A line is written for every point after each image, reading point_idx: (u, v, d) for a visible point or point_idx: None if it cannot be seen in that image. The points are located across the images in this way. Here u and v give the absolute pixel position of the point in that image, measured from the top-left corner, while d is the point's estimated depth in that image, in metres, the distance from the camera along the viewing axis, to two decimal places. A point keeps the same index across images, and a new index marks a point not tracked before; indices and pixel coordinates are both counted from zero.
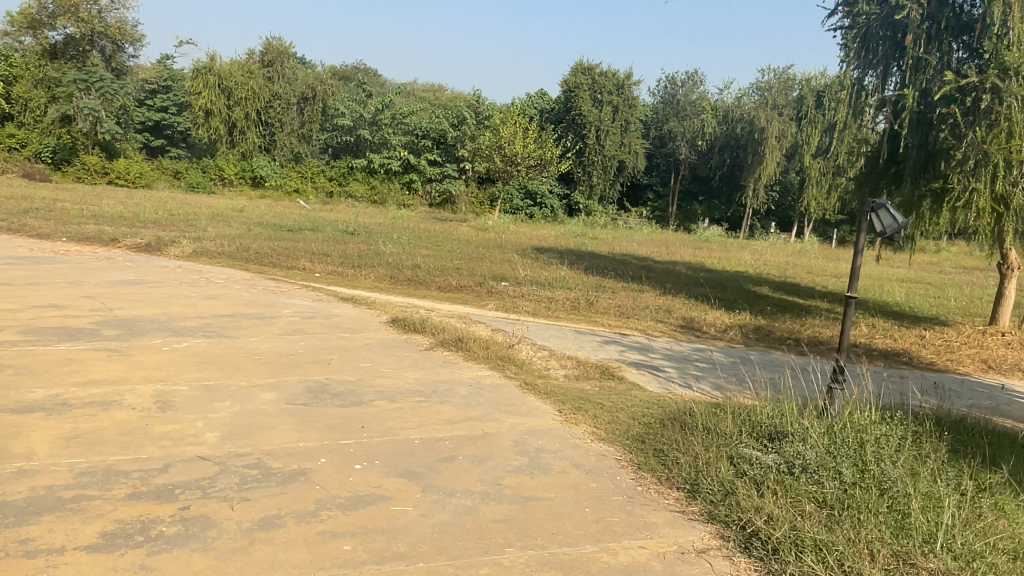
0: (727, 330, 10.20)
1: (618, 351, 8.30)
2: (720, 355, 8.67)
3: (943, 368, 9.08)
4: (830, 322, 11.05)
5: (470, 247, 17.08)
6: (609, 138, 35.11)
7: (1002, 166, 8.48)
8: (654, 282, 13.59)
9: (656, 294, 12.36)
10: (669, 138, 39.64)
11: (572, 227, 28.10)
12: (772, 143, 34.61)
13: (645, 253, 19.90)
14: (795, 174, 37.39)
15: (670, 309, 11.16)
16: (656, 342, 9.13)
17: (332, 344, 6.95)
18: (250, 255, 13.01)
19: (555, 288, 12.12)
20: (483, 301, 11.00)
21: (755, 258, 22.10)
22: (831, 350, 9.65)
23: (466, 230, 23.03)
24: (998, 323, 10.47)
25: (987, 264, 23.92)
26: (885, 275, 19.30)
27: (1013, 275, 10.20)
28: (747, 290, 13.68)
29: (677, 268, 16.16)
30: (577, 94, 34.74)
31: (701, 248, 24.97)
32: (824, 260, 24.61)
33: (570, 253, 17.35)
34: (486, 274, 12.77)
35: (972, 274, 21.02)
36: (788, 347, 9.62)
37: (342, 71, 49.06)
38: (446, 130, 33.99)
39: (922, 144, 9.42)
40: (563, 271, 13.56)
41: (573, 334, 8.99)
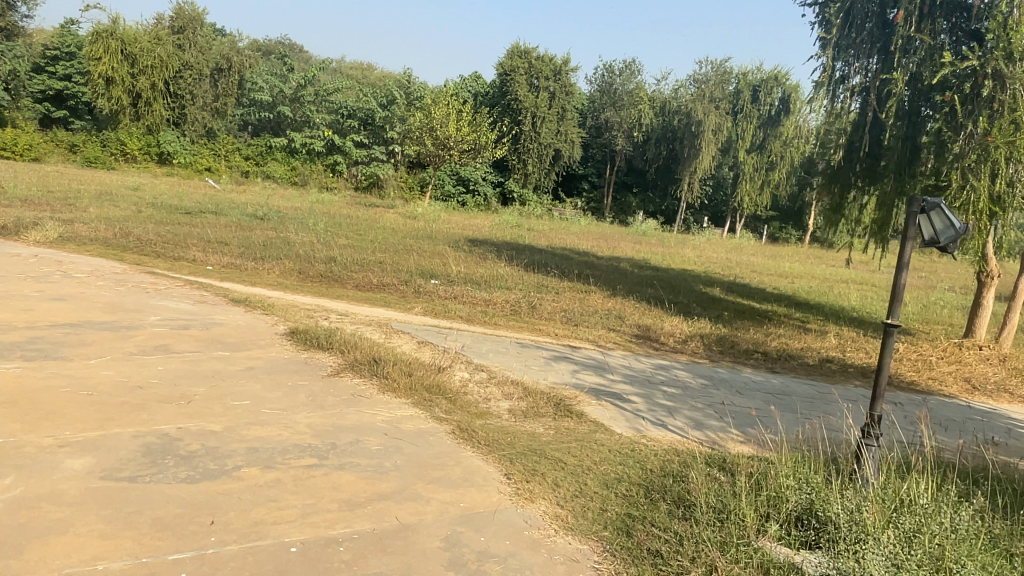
0: (687, 341, 8.95)
1: (572, 371, 6.86)
2: (687, 374, 7.37)
3: (927, 391, 8.05)
4: (795, 331, 9.99)
5: (396, 238, 15.35)
6: (545, 126, 33.71)
7: (1005, 162, 7.53)
8: (601, 281, 12.28)
9: (604, 296, 11.04)
10: (605, 128, 38.43)
11: (506, 217, 26.65)
12: (709, 136, 33.82)
13: (585, 247, 18.66)
14: (728, 169, 37.13)
15: (622, 315, 9.85)
16: (611, 357, 7.73)
17: (202, 370, 5.25)
18: (131, 242, 10.97)
19: (492, 288, 10.62)
20: (408, 303, 9.40)
21: (697, 255, 21.19)
22: (805, 366, 8.50)
23: (393, 217, 21.21)
24: (973, 335, 9.61)
25: (920, 266, 23.84)
26: (828, 276, 18.72)
27: (992, 283, 9.33)
28: (700, 292, 12.52)
29: (622, 266, 14.92)
30: (513, 78, 33.17)
31: (640, 242, 24.00)
32: (763, 258, 24.04)
33: (507, 245, 15.89)
34: (413, 270, 11.15)
35: (909, 275, 20.71)
36: (757, 362, 8.42)
37: (264, 47, 46.01)
38: (374, 110, 31.75)
39: (908, 137, 8.44)
40: (500, 268, 12.09)
41: (514, 348, 7.49)
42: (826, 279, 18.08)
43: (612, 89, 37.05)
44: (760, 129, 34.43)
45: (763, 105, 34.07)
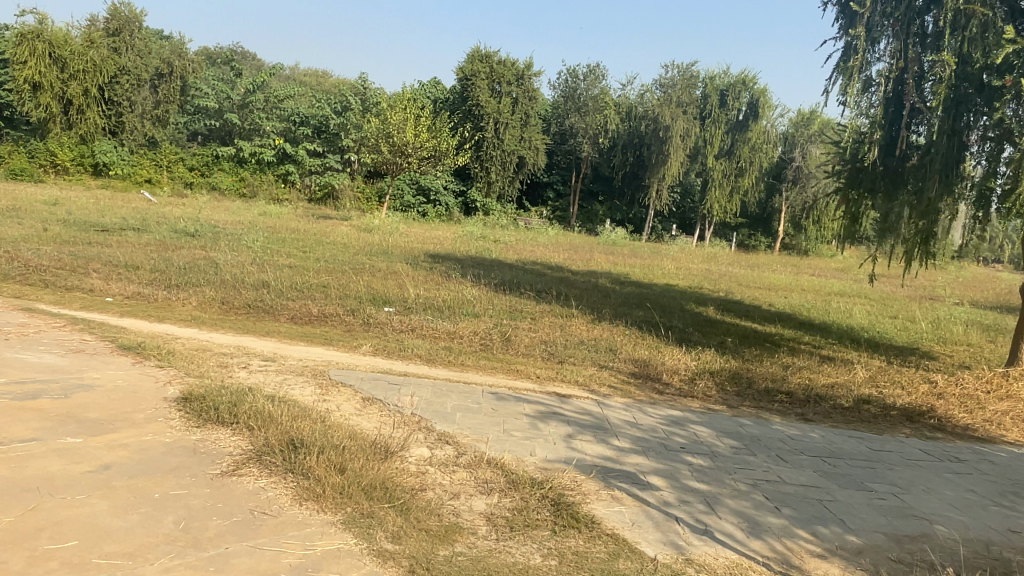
0: (695, 381, 7.41)
1: (564, 436, 5.21)
2: (709, 432, 5.79)
3: (989, 438, 6.58)
4: (814, 364, 8.54)
5: (347, 255, 13.55)
6: (508, 132, 32.06)
7: None
8: (582, 303, 10.72)
9: (588, 322, 9.47)
10: (570, 134, 36.89)
11: (471, 228, 25.03)
12: (676, 142, 32.54)
13: (557, 261, 17.15)
14: (695, 176, 36.26)
15: (612, 348, 8.27)
16: (611, 410, 6.11)
17: (26, 477, 3.51)
18: (14, 269, 9.01)
19: (457, 315, 8.95)
20: (354, 340, 7.67)
21: (676, 266, 19.83)
22: (838, 411, 7.00)
23: (346, 231, 19.36)
24: (1018, 364, 8.15)
25: (902, 275, 22.89)
26: (813, 288, 17.56)
27: None
28: (693, 313, 11.04)
29: (601, 282, 13.37)
30: (474, 83, 31.47)
31: (612, 253, 22.59)
32: (740, 268, 22.85)
33: (472, 262, 14.25)
34: (363, 295, 9.43)
35: (895, 286, 19.68)
36: (781, 408, 6.90)
37: (211, 53, 43.78)
38: (328, 117, 30.71)
39: (955, 133, 7.00)
40: (465, 290, 10.44)
41: (488, 402, 5.83)
42: (817, 291, 16.84)
43: (576, 95, 35.52)
44: (727, 134, 33.32)
45: (731, 110, 32.92)
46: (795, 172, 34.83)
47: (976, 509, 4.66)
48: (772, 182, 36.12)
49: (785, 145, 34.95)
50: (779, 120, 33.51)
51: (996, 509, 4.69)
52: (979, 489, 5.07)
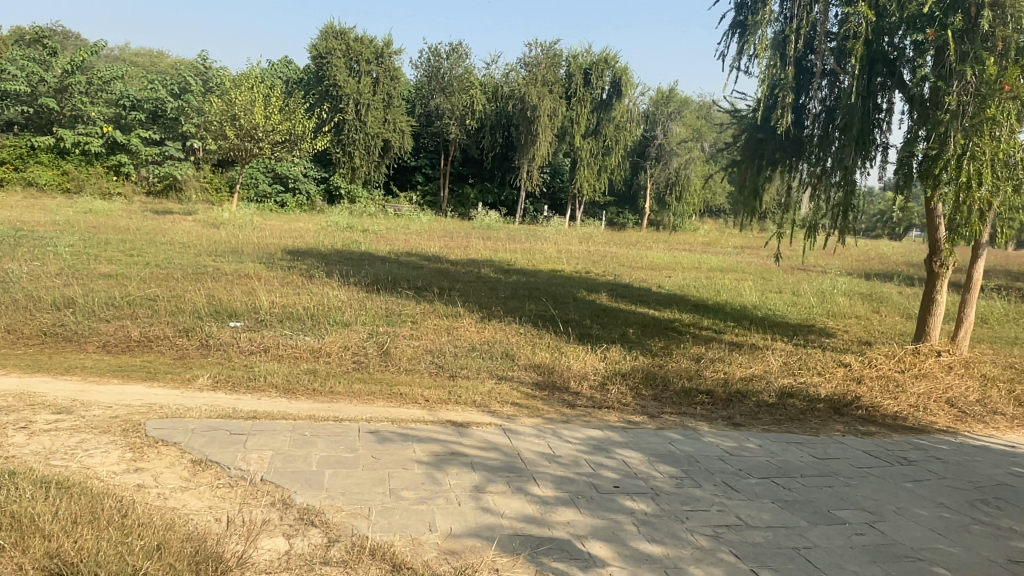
0: (608, 387, 6.44)
1: (471, 489, 4.00)
2: (642, 458, 4.79)
3: (922, 427, 6.08)
4: (725, 353, 7.85)
5: (187, 257, 11.54)
6: (371, 114, 30.09)
7: (1011, 118, 5.53)
8: (466, 299, 9.54)
9: (477, 322, 8.30)
10: (436, 116, 35.26)
11: (335, 218, 23.04)
12: (545, 121, 31.96)
13: (432, 250, 15.84)
14: (564, 157, 36.06)
15: (508, 354, 7.15)
16: (521, 439, 4.97)
17: None
18: None
19: (322, 327, 7.47)
20: (190, 370, 6.03)
21: (555, 249, 19.15)
22: (765, 409, 6.25)
23: (189, 227, 16.95)
24: (928, 339, 7.90)
25: (768, 248, 23.50)
26: (690, 265, 17.45)
27: (946, 275, 7.65)
28: (588, 303, 10.15)
29: (483, 273, 12.22)
30: (330, 61, 29.16)
31: (488, 238, 21.54)
32: (617, 247, 22.55)
33: (337, 257, 12.65)
34: (202, 308, 7.70)
35: (762, 259, 20.11)
36: (707, 412, 6.05)
37: (17, 31, 37.96)
38: (164, 100, 28.07)
39: (870, 95, 6.43)
40: (331, 293, 8.95)
41: (367, 449, 4.52)
42: (696, 268, 16.69)
43: (440, 74, 33.54)
44: (593, 113, 32.93)
45: (595, 89, 32.53)
46: (657, 149, 35.30)
47: (959, 532, 3.87)
48: (638, 160, 36.47)
49: (647, 123, 35.23)
50: (640, 97, 33.65)
51: (980, 530, 3.92)
52: (949, 502, 4.33)
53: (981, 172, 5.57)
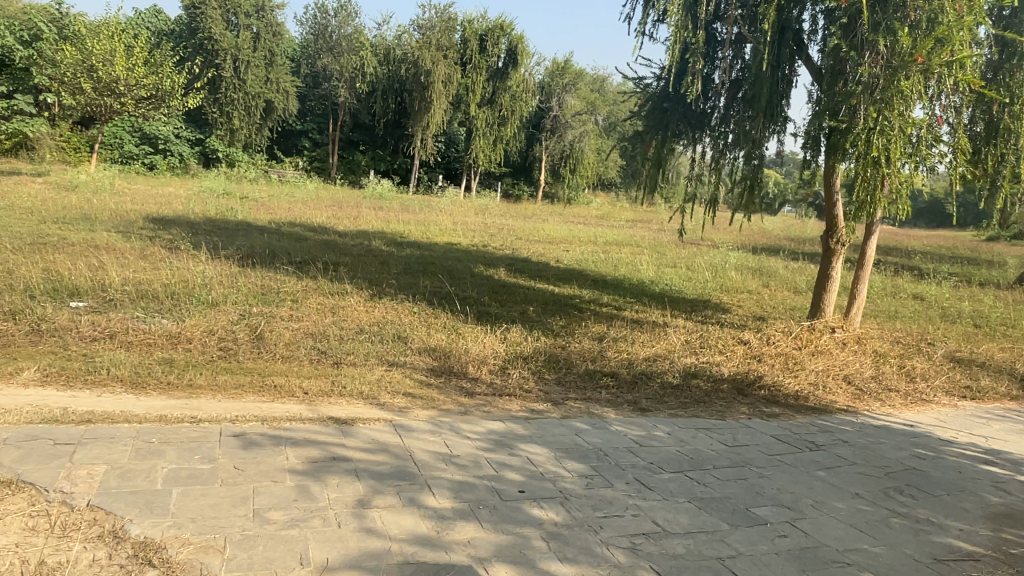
0: (508, 371, 5.96)
1: (353, 506, 3.39)
2: (548, 453, 4.32)
3: (824, 406, 5.99)
4: (627, 330, 7.57)
5: (28, 224, 10.05)
6: (251, 72, 27.94)
7: (920, 93, 5.42)
8: (354, 274, 8.79)
9: (365, 300, 7.60)
10: (323, 77, 33.43)
11: (211, 183, 21.26)
12: (439, 87, 30.94)
13: (319, 220, 14.81)
14: (458, 125, 35.38)
15: (399, 336, 6.52)
16: (414, 437, 4.39)
17: None
18: None
19: (186, 308, 6.55)
20: (13, 362, 5.01)
21: (450, 221, 18.54)
22: (671, 390, 5.96)
23: (36, 190, 15.00)
24: (821, 316, 7.93)
25: (660, 223, 23.85)
26: (585, 238, 17.34)
27: (841, 252, 7.67)
28: (485, 278, 9.63)
29: (373, 245, 11.44)
30: (205, 12, 26.83)
31: (379, 208, 20.61)
32: (513, 219, 22.19)
33: (210, 227, 11.47)
34: (38, 287, 6.55)
35: (655, 233, 20.32)
36: (613, 395, 5.68)
37: None
38: (12, 48, 24.30)
39: (780, 65, 6.39)
40: (199, 267, 7.95)
41: (229, 460, 3.81)
42: (592, 241, 16.57)
43: (327, 33, 32.17)
44: (488, 82, 32.17)
45: (491, 56, 31.73)
46: (553, 121, 34.96)
47: (879, 528, 3.66)
48: (533, 131, 36.13)
49: (542, 94, 34.78)
50: (535, 68, 33.13)
51: (899, 524, 3.73)
52: (863, 493, 4.14)
53: (889, 147, 5.45)
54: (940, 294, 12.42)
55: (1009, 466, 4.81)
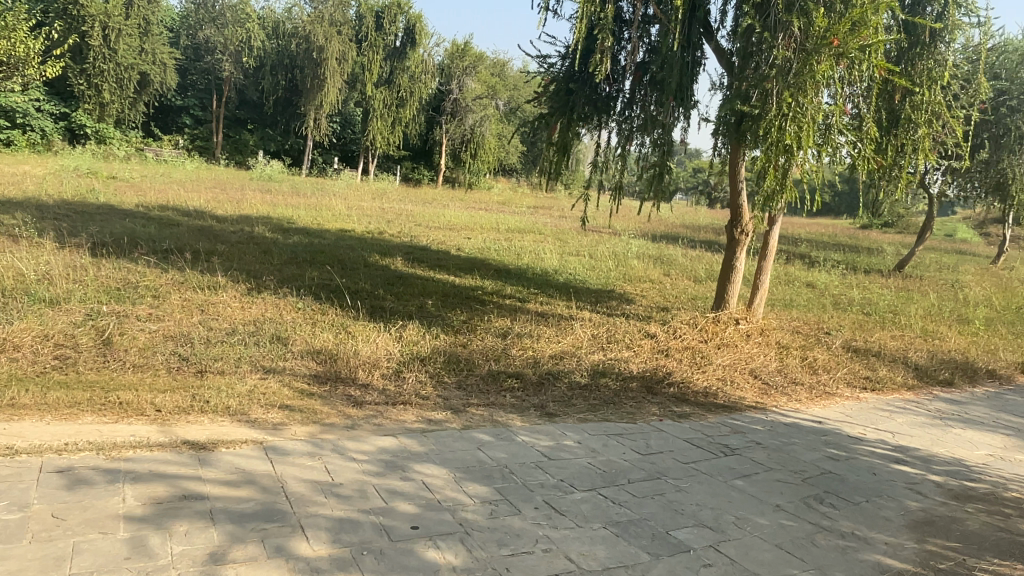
0: (402, 375, 5.36)
1: (202, 564, 2.73)
2: (445, 474, 3.76)
3: (735, 403, 5.76)
4: (530, 324, 7.12)
5: None
6: (123, 41, 25.41)
7: (832, 77, 5.25)
8: (230, 266, 7.90)
9: (241, 297, 6.78)
10: (205, 50, 31.17)
11: (74, 161, 19.22)
12: (332, 64, 29.42)
13: (197, 204, 13.53)
14: (354, 106, 34.03)
15: (278, 338, 5.78)
16: (287, 463, 3.74)
17: None
18: None
19: (20, 309, 5.55)
20: None
21: (344, 205, 17.55)
22: (579, 389, 5.55)
23: None
24: (726, 308, 7.78)
25: (562, 210, 23.68)
26: (486, 224, 16.84)
27: (745, 242, 7.52)
28: (379, 269, 8.93)
29: (256, 232, 10.46)
30: None
31: (268, 191, 19.31)
32: (412, 204, 21.38)
33: (64, 211, 10.12)
34: None
35: (557, 220, 20.09)
36: (517, 399, 5.19)
37: None
38: None
39: (691, 45, 6.12)
40: (42, 258, 6.85)
41: (45, 507, 3.04)
42: (494, 228, 16.09)
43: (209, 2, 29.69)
44: (385, 61, 30.93)
45: (387, 35, 30.52)
46: (453, 104, 34.09)
47: (806, 548, 3.36)
48: (433, 114, 35.21)
49: (442, 76, 33.88)
50: (435, 49, 32.16)
51: (825, 542, 3.45)
52: (785, 504, 3.84)
53: (800, 133, 5.25)
54: (831, 282, 12.77)
55: (919, 465, 4.70)
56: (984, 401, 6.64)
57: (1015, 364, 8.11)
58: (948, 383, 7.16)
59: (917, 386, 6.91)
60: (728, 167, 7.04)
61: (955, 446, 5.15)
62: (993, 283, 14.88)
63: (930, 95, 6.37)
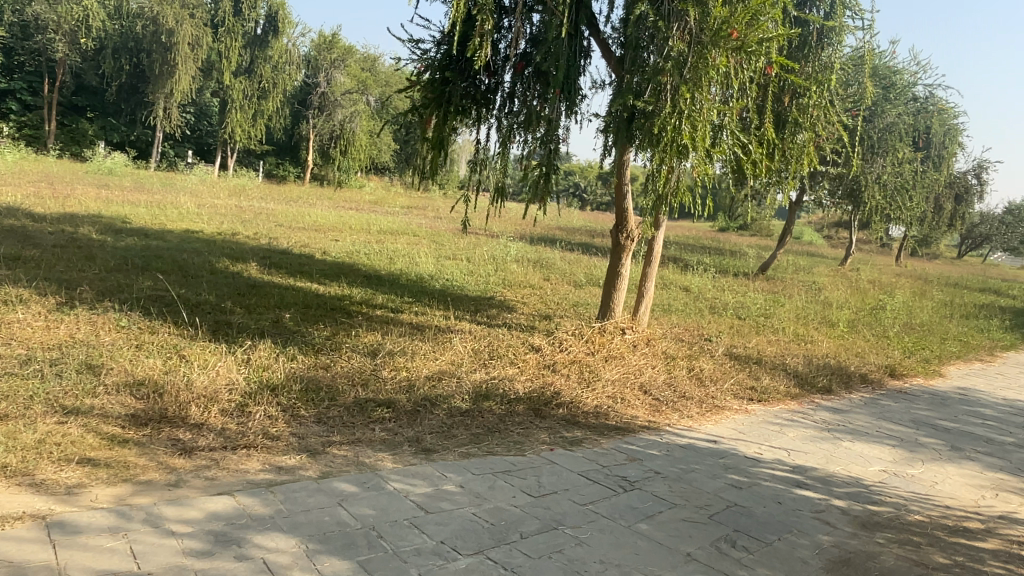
0: (248, 410, 4.46)
1: None
2: (296, 546, 2.98)
3: (627, 425, 5.32)
4: (404, 339, 6.37)
5: None
6: None
7: (726, 73, 4.96)
8: (39, 275, 6.57)
9: (48, 314, 5.57)
10: (33, 27, 27.68)
11: None
12: (184, 49, 26.89)
13: (12, 200, 11.64)
14: (210, 95, 31.52)
15: (90, 367, 4.69)
16: (77, 547, 2.80)
17: None
18: None
19: None
20: None
21: (196, 203, 15.92)
22: (459, 417, 4.88)
23: None
24: (611, 316, 7.40)
25: (437, 211, 22.96)
26: (355, 225, 15.79)
27: (630, 248, 7.17)
28: (231, 276, 7.85)
29: (82, 233, 8.98)
30: None
31: (106, 186, 17.23)
32: (274, 202, 19.89)
33: None
34: None
35: (431, 221, 19.36)
36: (387, 432, 4.44)
37: None
38: None
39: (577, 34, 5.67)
40: None
41: None
42: (364, 230, 15.11)
43: None
44: (245, 49, 28.81)
45: (247, 21, 28.45)
46: (320, 98, 32.39)
47: None
48: (299, 108, 33.37)
49: (308, 68, 32.14)
50: (300, 39, 30.49)
51: None
52: (696, 552, 3.37)
53: (696, 134, 4.90)
54: (705, 285, 12.92)
55: (820, 488, 4.43)
56: (862, 409, 6.64)
57: (882, 367, 8.34)
58: (826, 390, 7.16)
59: (799, 394, 6.84)
60: (613, 168, 6.67)
61: (848, 463, 4.96)
62: (846, 285, 15.75)
63: (815, 98, 6.30)
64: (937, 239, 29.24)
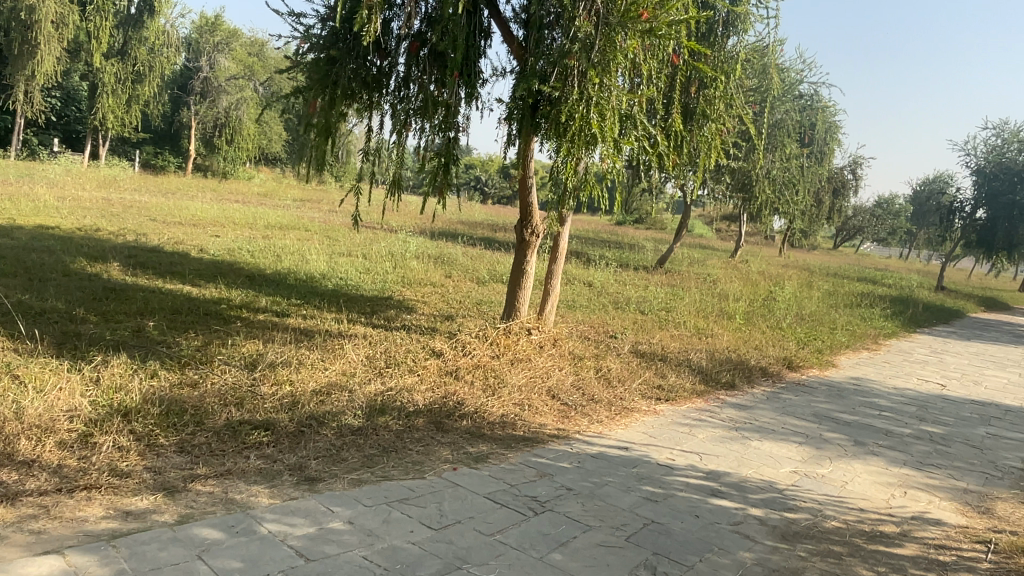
0: (94, 442, 3.76)
1: None
2: None
3: (535, 434, 4.96)
4: (288, 347, 5.75)
5: None
6: None
7: (635, 58, 4.71)
8: None
9: None
10: None
11: None
12: (47, 28, 23.84)
13: None
14: (77, 78, 28.73)
15: None
16: None
17: None
18: None
19: None
20: None
21: (54, 195, 14.28)
22: (350, 436, 4.36)
23: None
24: (517, 316, 7.02)
25: (331, 204, 21.90)
26: (239, 220, 14.67)
27: (535, 244, 6.83)
28: (87, 280, 6.89)
29: None
30: None
31: None
32: (149, 195, 18.27)
33: None
34: None
35: (324, 215, 18.36)
36: (264, 460, 3.87)
37: None
38: None
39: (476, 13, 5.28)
40: None
41: None
42: (249, 225, 14.04)
43: None
44: (116, 29, 26.37)
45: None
46: (202, 83, 30.28)
47: None
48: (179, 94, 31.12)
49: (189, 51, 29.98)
50: (179, 20, 28.42)
51: None
52: None
53: (605, 124, 4.60)
54: (607, 280, 12.83)
55: (736, 496, 4.23)
56: (766, 404, 6.60)
57: (780, 359, 8.43)
58: (731, 386, 7.10)
59: (705, 391, 6.73)
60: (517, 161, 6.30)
61: (760, 465, 4.82)
62: (739, 277, 16.19)
63: (721, 90, 6.19)
64: (816, 232, 30.88)
